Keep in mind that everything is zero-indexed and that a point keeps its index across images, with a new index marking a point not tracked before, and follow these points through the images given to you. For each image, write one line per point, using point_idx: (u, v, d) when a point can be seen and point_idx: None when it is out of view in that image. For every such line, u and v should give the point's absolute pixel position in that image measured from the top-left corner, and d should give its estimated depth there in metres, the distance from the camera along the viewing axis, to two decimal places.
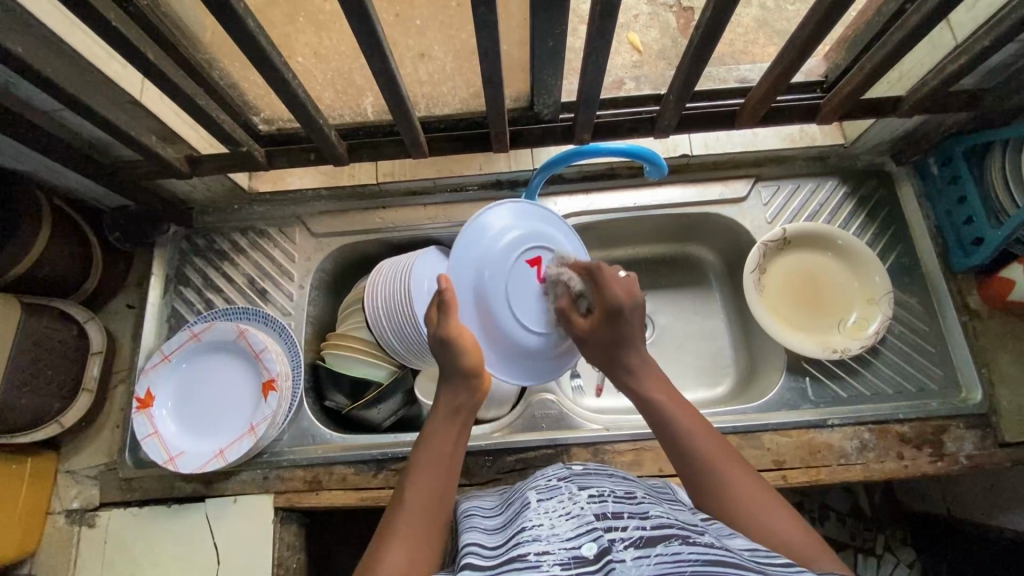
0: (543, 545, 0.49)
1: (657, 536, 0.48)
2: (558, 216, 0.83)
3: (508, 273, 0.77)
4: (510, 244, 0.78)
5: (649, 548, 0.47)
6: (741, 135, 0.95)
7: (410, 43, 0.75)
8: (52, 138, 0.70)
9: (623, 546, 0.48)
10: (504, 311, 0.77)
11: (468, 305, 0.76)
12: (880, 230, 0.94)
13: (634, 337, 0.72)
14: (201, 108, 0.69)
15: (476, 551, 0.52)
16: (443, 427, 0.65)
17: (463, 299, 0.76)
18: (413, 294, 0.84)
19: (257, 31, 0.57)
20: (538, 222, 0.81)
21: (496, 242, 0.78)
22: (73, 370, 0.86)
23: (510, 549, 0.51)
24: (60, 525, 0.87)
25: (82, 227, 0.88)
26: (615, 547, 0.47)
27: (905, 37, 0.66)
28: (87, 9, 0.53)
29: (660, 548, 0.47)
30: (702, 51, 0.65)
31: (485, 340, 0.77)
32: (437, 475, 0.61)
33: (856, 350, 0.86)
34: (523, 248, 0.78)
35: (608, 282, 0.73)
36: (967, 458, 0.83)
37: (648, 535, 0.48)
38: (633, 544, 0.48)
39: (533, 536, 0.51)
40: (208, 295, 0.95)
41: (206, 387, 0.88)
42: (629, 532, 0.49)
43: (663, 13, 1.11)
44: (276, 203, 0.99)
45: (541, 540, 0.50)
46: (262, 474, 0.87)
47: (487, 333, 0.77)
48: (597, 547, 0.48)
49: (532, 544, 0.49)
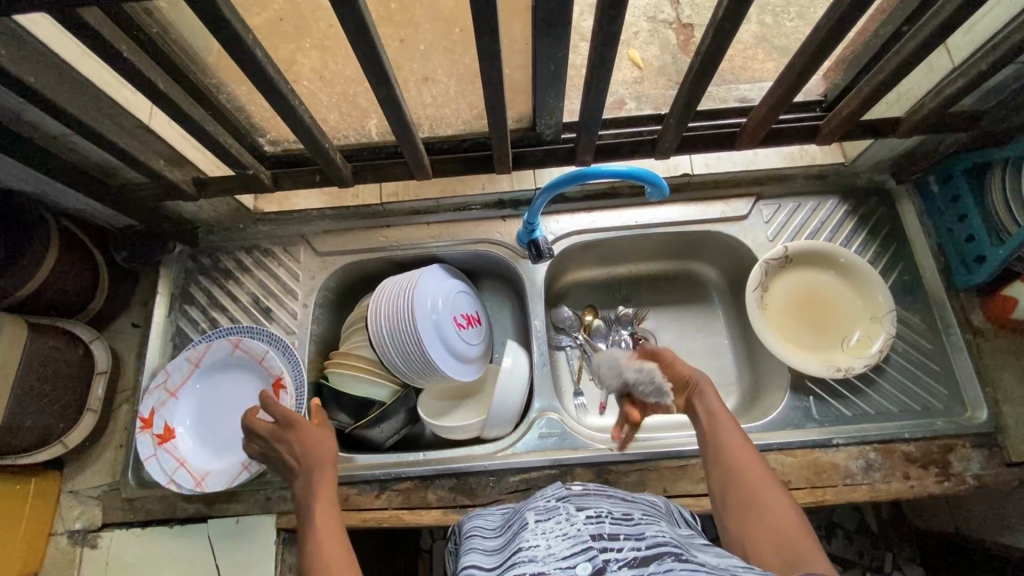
0: (539, 566, 0.48)
1: (651, 555, 0.47)
2: (438, 279, 0.92)
3: (447, 316, 0.90)
4: (443, 300, 0.90)
5: (643, 567, 0.46)
6: (741, 156, 0.97)
7: (414, 67, 0.79)
8: (60, 161, 0.70)
9: (617, 566, 0.47)
10: (443, 355, 0.88)
11: (428, 343, 0.86)
12: (882, 247, 0.94)
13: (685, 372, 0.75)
14: (208, 133, 0.70)
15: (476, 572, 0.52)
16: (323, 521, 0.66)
17: (429, 342, 0.86)
18: (416, 307, 0.86)
19: (266, 61, 0.58)
20: (447, 288, 0.92)
21: (436, 299, 0.89)
22: (77, 391, 0.86)
23: (508, 570, 0.50)
24: (62, 547, 0.87)
25: (89, 248, 0.89)
26: (609, 567, 0.46)
27: (903, 62, 0.67)
28: (98, 43, 0.54)
29: (654, 566, 0.46)
30: (703, 76, 0.66)
31: (433, 372, 0.87)
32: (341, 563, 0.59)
33: (860, 369, 0.86)
34: (447, 300, 0.91)
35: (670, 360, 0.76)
36: (974, 477, 0.82)
37: (643, 555, 0.48)
38: (628, 564, 0.47)
39: (529, 557, 0.50)
40: (212, 314, 0.96)
41: (168, 436, 0.85)
42: (625, 552, 0.48)
43: (663, 30, 1.13)
44: (281, 222, 1.00)
45: (537, 561, 0.49)
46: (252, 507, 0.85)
47: (431, 366, 0.86)
48: (591, 567, 0.47)
49: (528, 565, 0.49)
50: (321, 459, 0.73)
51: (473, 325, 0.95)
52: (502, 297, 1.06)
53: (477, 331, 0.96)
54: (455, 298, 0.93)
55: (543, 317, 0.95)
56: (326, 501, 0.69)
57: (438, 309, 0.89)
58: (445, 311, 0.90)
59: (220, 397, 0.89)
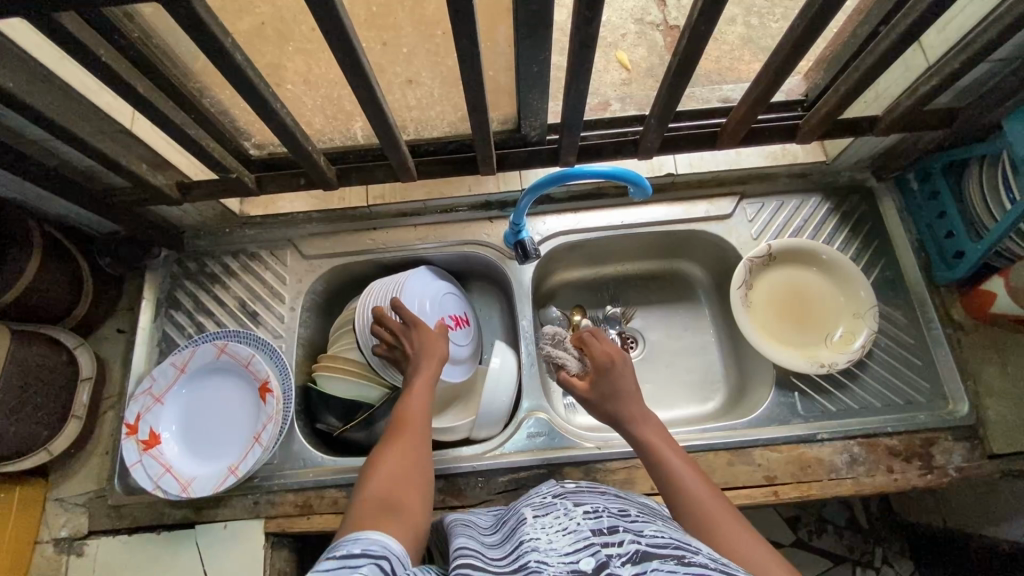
0: (542, 557, 0.49)
1: (654, 553, 0.48)
2: (424, 282, 0.92)
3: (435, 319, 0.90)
4: (430, 305, 0.90)
5: (645, 564, 0.46)
6: (725, 155, 0.98)
7: (398, 70, 0.78)
8: (40, 166, 0.70)
9: (620, 562, 0.47)
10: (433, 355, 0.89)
11: None
12: (864, 244, 0.96)
13: (624, 392, 0.73)
14: (191, 137, 0.70)
15: (477, 560, 0.52)
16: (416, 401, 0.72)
17: None
18: (404, 296, 0.88)
19: (246, 65, 0.58)
20: (435, 290, 0.93)
21: (423, 303, 0.90)
22: (62, 398, 0.85)
23: (510, 560, 0.50)
24: (48, 555, 0.86)
25: (72, 253, 0.88)
26: (612, 561, 0.47)
27: (878, 60, 0.68)
28: (76, 48, 0.54)
29: (656, 564, 0.46)
30: (682, 77, 0.67)
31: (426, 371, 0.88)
32: (416, 449, 0.65)
33: (843, 365, 0.87)
34: (435, 303, 0.91)
35: (592, 342, 0.79)
36: (956, 470, 0.83)
37: (645, 552, 0.48)
38: (630, 559, 0.47)
39: (532, 548, 0.51)
40: (199, 318, 0.96)
41: (153, 442, 0.84)
42: (626, 548, 0.48)
43: (651, 32, 1.14)
44: (268, 226, 1.00)
45: (540, 552, 0.49)
46: (238, 513, 0.85)
47: None
48: (595, 561, 0.47)
49: (532, 554, 0.49)
50: (434, 348, 0.80)
51: (462, 326, 0.95)
52: (491, 298, 1.06)
53: (466, 331, 0.96)
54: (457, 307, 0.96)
55: (530, 317, 0.96)
56: (422, 381, 0.75)
57: (426, 312, 0.89)
58: (432, 314, 0.90)
59: (206, 402, 0.89)
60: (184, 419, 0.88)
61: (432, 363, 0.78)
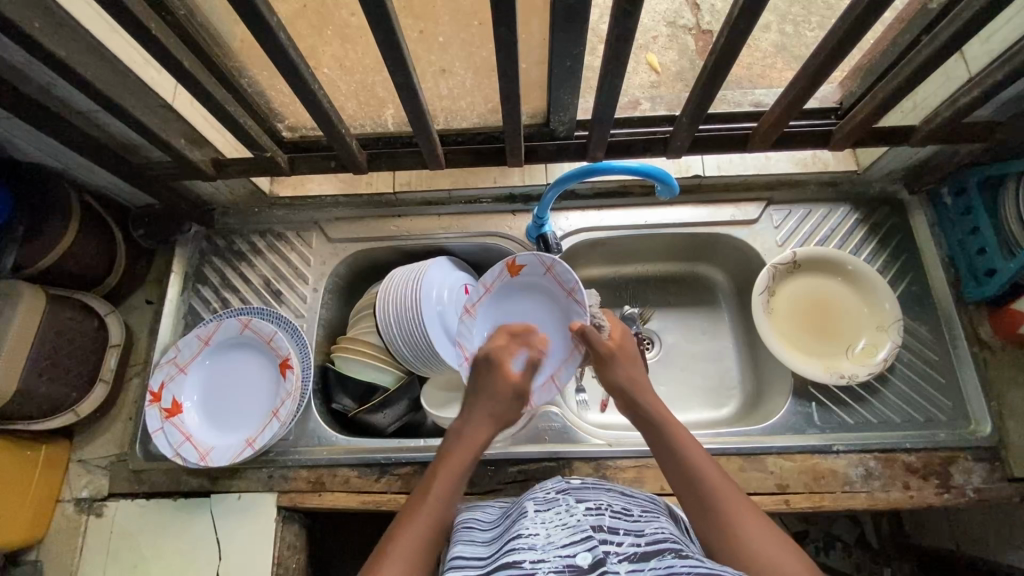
0: (539, 553, 0.49)
1: (651, 551, 0.49)
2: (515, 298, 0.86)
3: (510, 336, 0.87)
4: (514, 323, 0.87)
5: (643, 562, 0.47)
6: (754, 159, 0.97)
7: (432, 58, 0.78)
8: (84, 136, 0.73)
9: (617, 559, 0.48)
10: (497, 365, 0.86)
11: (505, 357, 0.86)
12: (892, 257, 0.94)
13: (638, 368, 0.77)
14: (231, 115, 0.71)
15: (470, 564, 0.53)
16: (443, 474, 0.64)
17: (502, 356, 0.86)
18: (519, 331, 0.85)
19: (288, 45, 0.59)
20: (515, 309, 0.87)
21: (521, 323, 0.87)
22: (90, 362, 0.88)
23: (505, 555, 0.51)
24: (69, 514, 0.89)
25: (107, 223, 0.91)
26: (609, 559, 0.48)
27: (919, 68, 0.67)
28: (127, 19, 0.56)
29: (654, 562, 0.47)
30: (716, 75, 0.66)
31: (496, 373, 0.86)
32: (443, 508, 0.61)
33: (864, 376, 0.86)
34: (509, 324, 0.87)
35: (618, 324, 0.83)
36: (974, 491, 0.82)
37: (643, 550, 0.49)
38: (627, 558, 0.48)
39: (528, 544, 0.51)
40: (224, 294, 0.98)
41: (175, 411, 0.87)
42: (624, 547, 0.49)
43: (682, 35, 1.13)
44: (296, 208, 1.02)
45: (536, 548, 0.50)
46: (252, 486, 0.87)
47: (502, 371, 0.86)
48: (592, 558, 0.48)
49: (526, 552, 0.49)
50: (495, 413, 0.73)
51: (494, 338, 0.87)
52: None
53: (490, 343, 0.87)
54: (529, 284, 0.87)
55: None
56: (471, 441, 0.69)
57: (443, 301, 0.91)
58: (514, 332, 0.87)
59: (225, 376, 0.91)
60: (205, 391, 0.90)
61: (475, 436, 0.69)
